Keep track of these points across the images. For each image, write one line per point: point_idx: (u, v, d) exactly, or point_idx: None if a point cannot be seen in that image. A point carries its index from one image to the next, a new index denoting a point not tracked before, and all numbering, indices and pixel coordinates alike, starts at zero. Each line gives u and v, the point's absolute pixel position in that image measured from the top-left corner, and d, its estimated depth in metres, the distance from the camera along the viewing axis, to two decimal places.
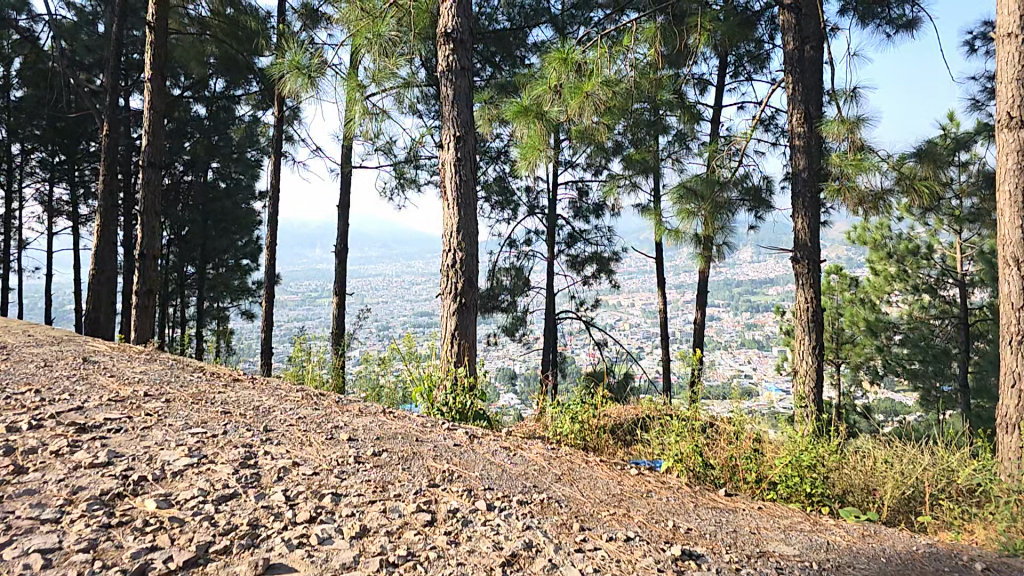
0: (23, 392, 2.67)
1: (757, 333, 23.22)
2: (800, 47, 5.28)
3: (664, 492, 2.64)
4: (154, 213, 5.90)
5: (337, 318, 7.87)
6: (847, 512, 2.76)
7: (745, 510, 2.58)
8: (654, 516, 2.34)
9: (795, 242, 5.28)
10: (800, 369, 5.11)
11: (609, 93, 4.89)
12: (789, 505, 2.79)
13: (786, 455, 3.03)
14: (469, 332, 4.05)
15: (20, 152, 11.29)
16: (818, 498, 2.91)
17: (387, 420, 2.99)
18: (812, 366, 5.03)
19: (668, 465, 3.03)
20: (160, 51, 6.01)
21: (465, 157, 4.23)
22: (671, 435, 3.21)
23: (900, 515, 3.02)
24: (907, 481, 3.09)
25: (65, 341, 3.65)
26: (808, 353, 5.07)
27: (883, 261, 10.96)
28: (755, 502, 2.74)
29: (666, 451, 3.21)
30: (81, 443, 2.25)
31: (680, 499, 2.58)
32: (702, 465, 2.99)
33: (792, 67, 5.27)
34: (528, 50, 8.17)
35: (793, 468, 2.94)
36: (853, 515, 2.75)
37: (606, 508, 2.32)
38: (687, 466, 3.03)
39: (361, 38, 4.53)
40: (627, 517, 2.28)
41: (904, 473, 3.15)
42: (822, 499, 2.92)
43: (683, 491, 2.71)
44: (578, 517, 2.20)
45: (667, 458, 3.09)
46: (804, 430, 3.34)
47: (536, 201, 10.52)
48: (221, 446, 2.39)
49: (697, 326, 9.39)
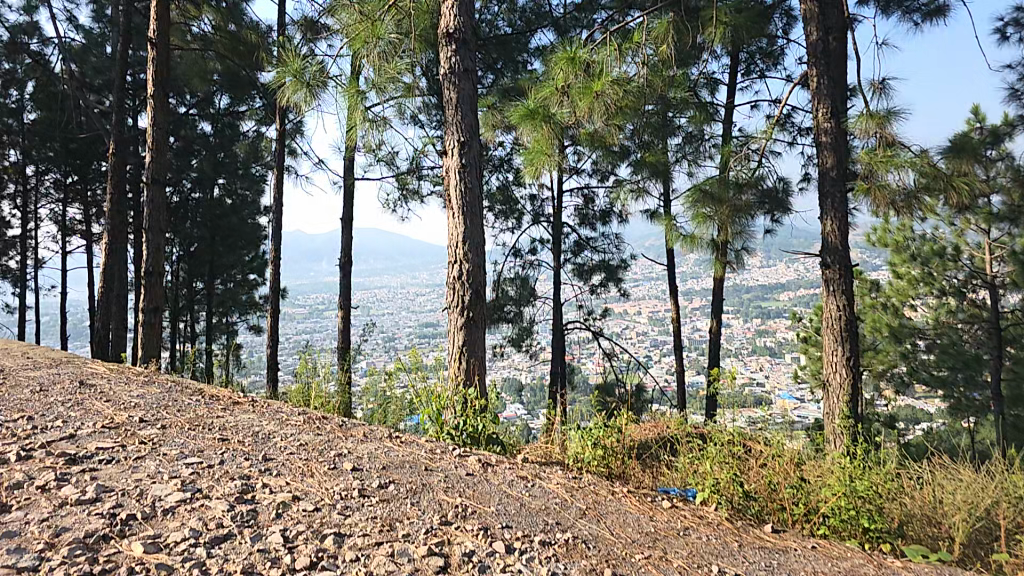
0: (15, 419, 2.49)
1: (769, 340, 22.99)
2: (823, 37, 5.17)
3: (704, 530, 2.47)
4: (160, 231, 5.79)
5: (343, 332, 7.65)
6: (914, 551, 2.58)
7: (797, 551, 2.41)
8: (694, 560, 2.15)
9: (825, 245, 5.22)
10: (833, 380, 5.09)
11: (619, 93, 4.77)
12: (848, 545, 2.62)
13: (835, 483, 2.84)
14: (477, 347, 3.89)
15: (35, 173, 11.28)
16: (867, 530, 2.72)
17: (393, 446, 2.82)
18: (846, 377, 5.01)
19: (703, 496, 2.87)
20: (163, 67, 5.91)
21: (470, 165, 4.09)
22: (703, 463, 3.03)
23: (955, 546, 2.82)
24: (964, 510, 2.88)
25: (63, 363, 3.46)
26: (842, 365, 5.04)
27: (906, 264, 10.83)
28: (806, 541, 2.56)
29: (697, 481, 3.02)
30: (69, 477, 2.09)
31: (722, 537, 2.41)
32: (742, 496, 2.83)
33: (816, 60, 5.21)
34: (531, 55, 8.11)
35: (843, 499, 2.75)
36: (920, 556, 2.56)
37: (640, 551, 2.15)
38: (725, 496, 2.87)
39: (361, 44, 4.42)
40: (664, 561, 2.10)
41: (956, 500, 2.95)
42: (881, 535, 2.72)
43: (724, 528, 2.54)
44: (610, 562, 2.03)
45: (702, 489, 2.92)
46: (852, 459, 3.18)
47: (541, 209, 10.39)
48: (217, 478, 2.24)
49: (713, 334, 9.20)
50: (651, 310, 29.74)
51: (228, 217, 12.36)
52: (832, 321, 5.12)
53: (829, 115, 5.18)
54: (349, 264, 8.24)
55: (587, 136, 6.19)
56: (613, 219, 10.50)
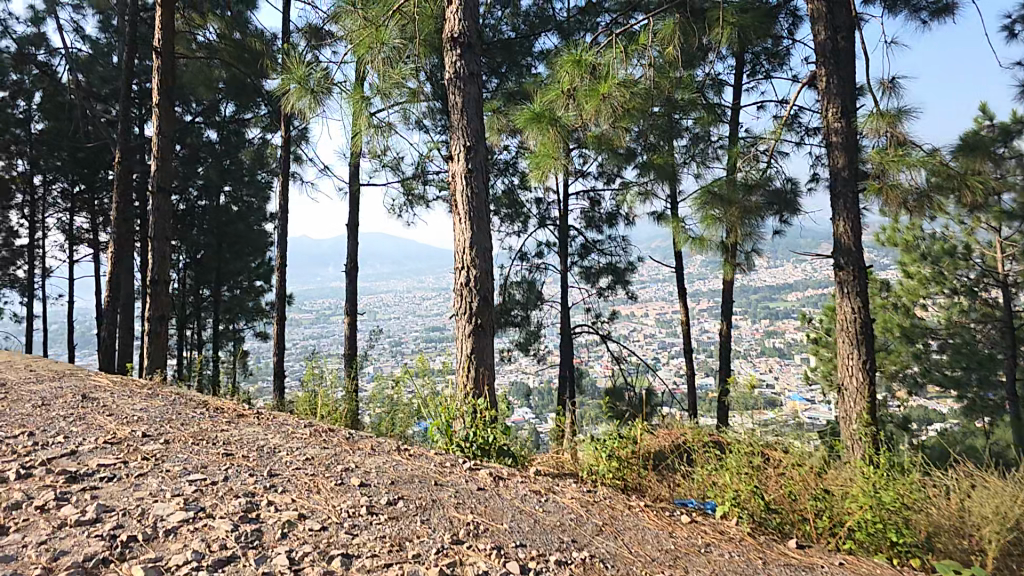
0: (16, 435, 2.42)
1: (776, 341, 22.82)
2: (832, 37, 5.09)
3: (726, 546, 2.39)
4: (165, 240, 5.75)
5: (351, 338, 7.59)
6: (944, 566, 2.49)
7: (823, 568, 2.32)
8: None
9: (838, 246, 5.12)
10: (849, 385, 4.98)
11: (626, 94, 4.68)
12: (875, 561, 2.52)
13: (860, 494, 2.75)
14: (486, 355, 3.82)
15: (42, 183, 11.30)
16: (895, 544, 2.63)
17: (402, 460, 2.75)
18: (863, 381, 4.90)
19: (724, 510, 2.79)
20: (167, 74, 5.89)
21: (476, 170, 4.02)
22: (723, 475, 2.95)
23: (986, 558, 2.72)
24: (993, 519, 2.78)
25: (66, 376, 3.39)
26: (858, 369, 4.94)
27: (916, 263, 10.67)
28: (832, 557, 2.48)
29: (718, 493, 2.94)
30: (69, 496, 2.03)
31: (745, 554, 2.33)
32: (764, 510, 2.75)
33: (824, 60, 5.13)
34: (535, 58, 7.99)
35: (869, 512, 2.66)
36: (950, 570, 2.46)
37: (660, 570, 2.07)
38: (746, 510, 2.79)
39: (366, 49, 4.36)
40: None
41: (985, 508, 2.85)
42: (909, 548, 2.62)
43: (746, 544, 2.46)
44: None
45: (722, 502, 2.84)
46: (874, 468, 3.08)
47: (547, 212, 10.31)
48: (221, 496, 2.16)
49: (723, 336, 9.09)
50: (657, 312, 29.68)
51: (234, 224, 12.35)
52: (847, 324, 5.01)
53: (839, 115, 5.08)
54: (355, 269, 8.19)
55: (594, 139, 6.11)
56: (619, 221, 10.42)
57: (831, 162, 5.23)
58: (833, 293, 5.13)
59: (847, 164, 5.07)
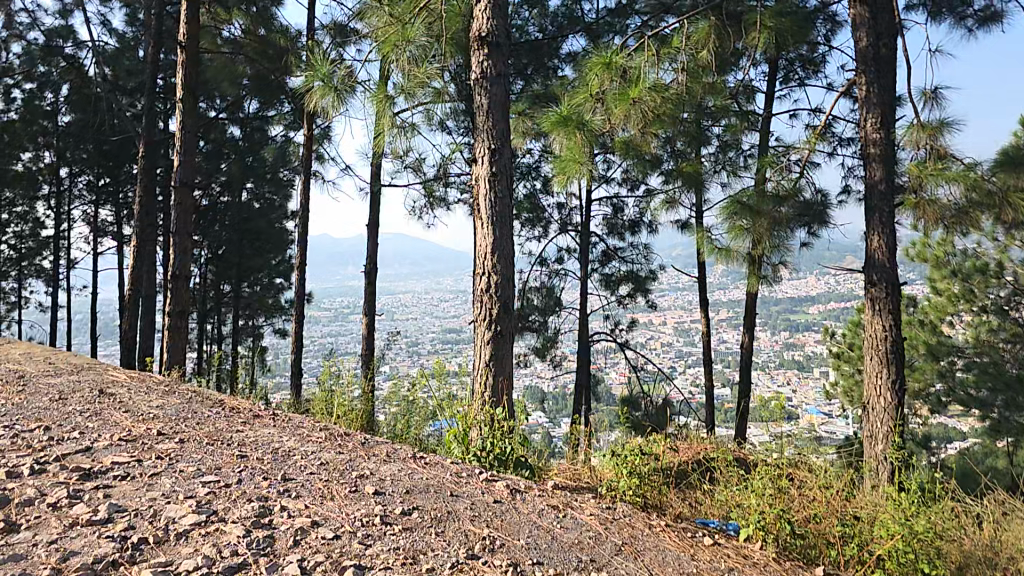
0: (32, 429, 2.41)
1: (796, 353, 22.48)
2: (874, 43, 4.99)
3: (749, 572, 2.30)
4: (187, 236, 5.78)
5: (368, 338, 7.58)
6: None
7: None
8: None
9: (870, 261, 4.99)
10: (877, 405, 4.84)
11: (656, 99, 4.64)
12: None
13: (891, 522, 2.63)
14: (504, 363, 3.75)
15: (69, 175, 11.51)
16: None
17: (417, 468, 2.70)
18: (891, 401, 4.75)
19: (748, 533, 2.70)
20: (192, 70, 5.93)
21: (501, 174, 3.96)
22: (749, 497, 2.85)
23: None
24: None
25: (84, 369, 3.40)
26: (887, 389, 4.79)
27: (945, 279, 10.42)
28: None
29: (742, 515, 2.85)
30: (82, 494, 2.00)
31: None
32: (789, 534, 2.65)
33: (867, 68, 5.03)
34: (562, 61, 7.96)
35: (901, 542, 2.55)
36: None
37: None
38: (771, 534, 2.69)
39: (391, 48, 4.33)
40: None
41: None
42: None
43: (769, 570, 2.38)
44: None
45: (746, 525, 2.75)
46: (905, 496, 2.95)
47: (569, 218, 10.23)
48: (233, 499, 2.13)
49: (744, 348, 8.93)
50: (676, 321, 29.45)
51: (255, 221, 12.47)
52: (877, 343, 4.86)
53: (878, 126, 4.99)
54: (375, 269, 8.19)
55: (621, 144, 6.04)
56: (642, 229, 10.31)
57: (866, 174, 5.11)
58: (863, 309, 4.98)
59: (885, 177, 4.98)
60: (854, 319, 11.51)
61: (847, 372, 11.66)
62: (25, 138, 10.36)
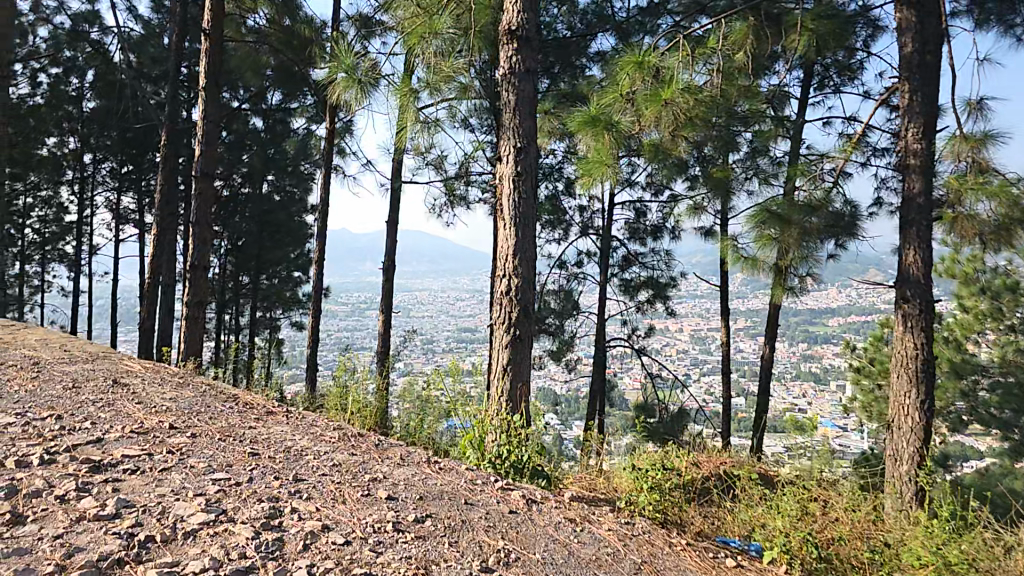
0: (44, 418, 2.38)
1: (813, 365, 22.16)
2: (919, 50, 4.83)
3: None
4: (207, 226, 5.78)
5: (384, 336, 7.53)
6: None
7: None
8: None
9: (904, 276, 4.82)
10: (903, 425, 4.68)
11: (689, 101, 4.60)
12: None
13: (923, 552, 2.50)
14: (522, 367, 3.67)
15: (93, 162, 11.64)
16: None
17: (432, 473, 2.63)
18: (919, 422, 4.59)
19: (772, 556, 2.58)
20: (216, 59, 5.92)
21: (526, 173, 3.88)
22: (774, 518, 2.75)
23: None
24: None
25: (99, 358, 3.38)
26: (915, 409, 4.63)
27: (973, 297, 10.17)
28: None
29: (766, 536, 2.74)
30: (91, 487, 1.96)
31: None
32: (815, 559, 2.53)
33: (910, 75, 4.87)
34: (589, 60, 7.86)
35: None
36: None
37: None
38: (795, 558, 2.58)
39: (417, 40, 4.29)
40: None
41: None
42: None
43: None
44: None
45: (770, 547, 2.65)
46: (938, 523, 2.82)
47: (590, 221, 10.14)
48: (243, 499, 2.07)
49: (764, 360, 8.77)
50: (691, 328, 29.24)
51: (276, 214, 12.53)
52: (908, 361, 4.69)
53: (920, 135, 4.82)
54: (393, 266, 8.15)
55: (648, 146, 5.93)
56: (664, 234, 10.19)
57: (904, 186, 4.95)
58: (894, 326, 4.82)
59: (923, 190, 4.81)
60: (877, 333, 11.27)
61: (867, 387, 11.39)
62: (52, 123, 10.50)
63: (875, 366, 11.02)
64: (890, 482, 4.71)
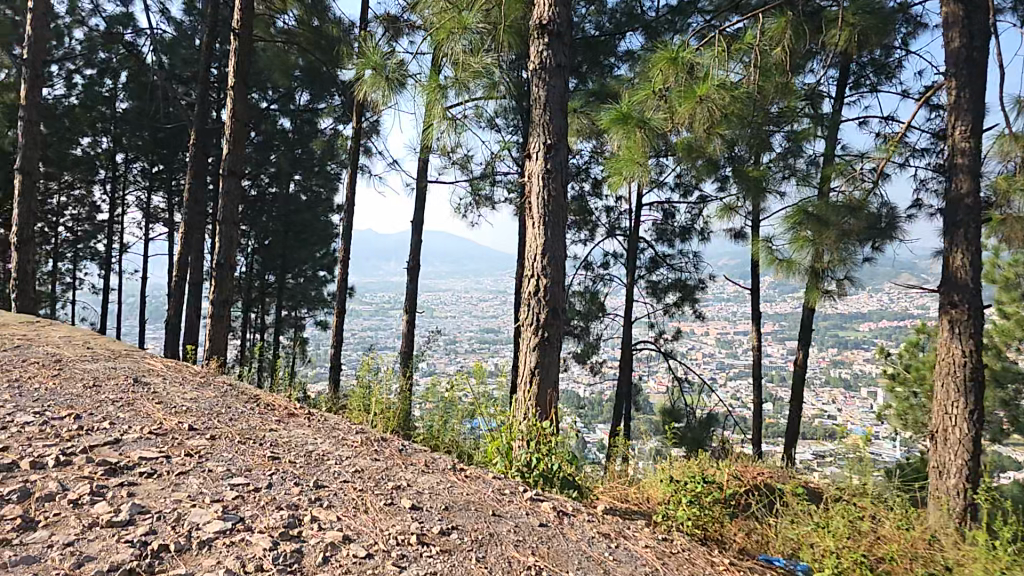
0: (63, 417, 2.33)
1: (843, 370, 21.60)
2: (967, 44, 4.57)
3: None
4: (233, 225, 5.77)
5: (408, 337, 7.44)
6: None
7: None
8: None
9: (951, 280, 4.56)
10: (950, 436, 4.42)
11: (724, 97, 4.41)
12: None
13: None
14: (550, 371, 3.54)
15: (125, 161, 11.84)
16: None
17: (458, 482, 2.52)
18: (968, 433, 4.33)
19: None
20: (245, 58, 5.90)
21: (556, 171, 3.74)
22: (823, 537, 2.57)
23: None
24: None
25: (122, 356, 3.34)
26: (963, 419, 4.37)
27: (1015, 302, 9.75)
28: None
29: (814, 557, 2.56)
30: (104, 492, 1.88)
31: None
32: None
33: (958, 70, 4.61)
34: (618, 59, 7.69)
35: None
36: None
37: None
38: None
39: (446, 36, 4.20)
40: None
41: None
42: None
43: None
44: None
45: (820, 567, 2.47)
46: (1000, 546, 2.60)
47: (617, 221, 9.94)
48: (262, 506, 1.98)
49: (798, 365, 8.46)
50: (717, 331, 28.86)
51: (302, 213, 12.60)
52: (956, 369, 4.42)
53: (968, 133, 4.57)
54: (417, 265, 8.07)
55: (679, 143, 5.75)
56: (693, 236, 9.95)
57: (951, 185, 4.69)
58: (940, 332, 4.55)
59: (972, 190, 4.54)
60: (912, 338, 10.87)
61: (903, 394, 10.76)
62: (87, 123, 10.70)
63: (910, 372, 10.60)
64: (936, 495, 4.46)
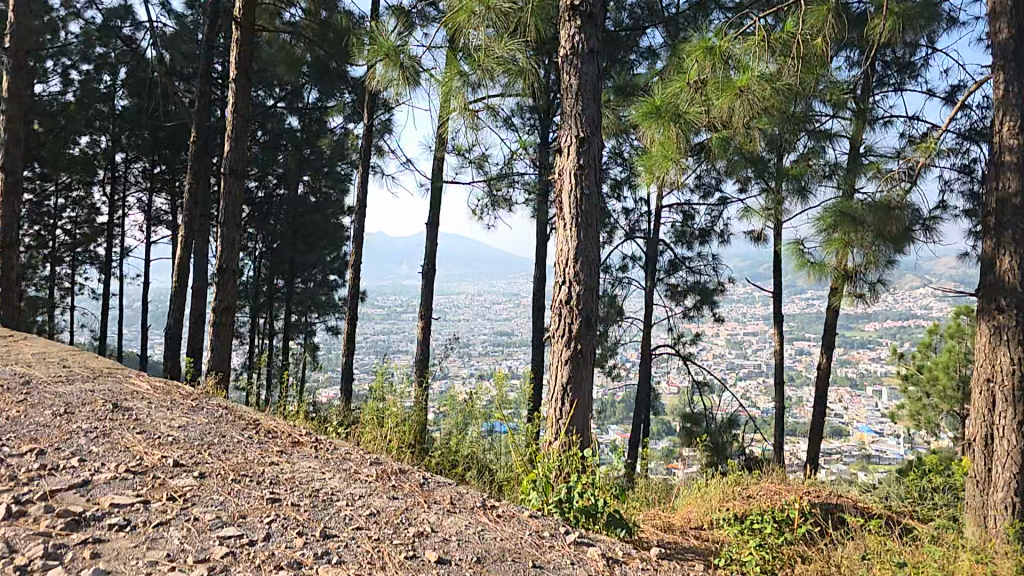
0: (22, 454, 1.97)
1: (854, 374, 21.25)
2: (1018, 35, 4.09)
3: None
4: (233, 227, 5.42)
5: (420, 344, 7.07)
6: None
7: None
8: None
9: (993, 283, 4.06)
10: (996, 445, 3.95)
11: (766, 88, 4.03)
12: None
13: None
14: (584, 386, 3.17)
15: (125, 162, 11.55)
16: None
17: (488, 524, 2.16)
18: (1016, 447, 3.86)
19: None
20: (243, 49, 5.49)
21: (588, 167, 3.36)
22: None
23: None
24: None
25: (103, 376, 3.00)
26: (1011, 430, 3.88)
27: None
28: None
29: None
30: (62, 552, 1.51)
31: None
32: None
33: (1004, 63, 4.13)
34: (640, 55, 7.32)
35: None
36: None
37: None
38: None
39: (468, 15, 3.79)
40: None
41: None
42: None
43: None
44: None
45: None
46: None
47: (636, 224, 9.54)
48: (258, 567, 1.61)
49: (824, 370, 8.00)
50: (727, 333, 28.61)
51: (311, 215, 12.31)
52: (1005, 377, 3.91)
53: (1017, 130, 4.04)
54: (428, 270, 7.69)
55: (713, 139, 5.35)
56: (713, 238, 9.54)
57: (995, 184, 4.17)
58: (983, 336, 4.05)
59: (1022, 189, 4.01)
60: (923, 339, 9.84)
61: (915, 395, 9.92)
62: (83, 122, 10.36)
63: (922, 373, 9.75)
64: (980, 509, 4.00)
